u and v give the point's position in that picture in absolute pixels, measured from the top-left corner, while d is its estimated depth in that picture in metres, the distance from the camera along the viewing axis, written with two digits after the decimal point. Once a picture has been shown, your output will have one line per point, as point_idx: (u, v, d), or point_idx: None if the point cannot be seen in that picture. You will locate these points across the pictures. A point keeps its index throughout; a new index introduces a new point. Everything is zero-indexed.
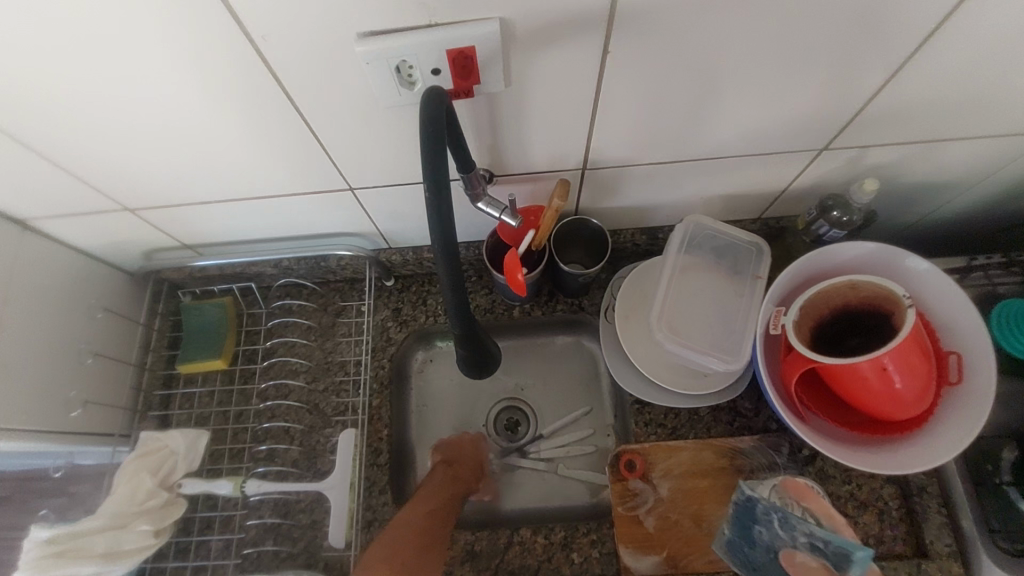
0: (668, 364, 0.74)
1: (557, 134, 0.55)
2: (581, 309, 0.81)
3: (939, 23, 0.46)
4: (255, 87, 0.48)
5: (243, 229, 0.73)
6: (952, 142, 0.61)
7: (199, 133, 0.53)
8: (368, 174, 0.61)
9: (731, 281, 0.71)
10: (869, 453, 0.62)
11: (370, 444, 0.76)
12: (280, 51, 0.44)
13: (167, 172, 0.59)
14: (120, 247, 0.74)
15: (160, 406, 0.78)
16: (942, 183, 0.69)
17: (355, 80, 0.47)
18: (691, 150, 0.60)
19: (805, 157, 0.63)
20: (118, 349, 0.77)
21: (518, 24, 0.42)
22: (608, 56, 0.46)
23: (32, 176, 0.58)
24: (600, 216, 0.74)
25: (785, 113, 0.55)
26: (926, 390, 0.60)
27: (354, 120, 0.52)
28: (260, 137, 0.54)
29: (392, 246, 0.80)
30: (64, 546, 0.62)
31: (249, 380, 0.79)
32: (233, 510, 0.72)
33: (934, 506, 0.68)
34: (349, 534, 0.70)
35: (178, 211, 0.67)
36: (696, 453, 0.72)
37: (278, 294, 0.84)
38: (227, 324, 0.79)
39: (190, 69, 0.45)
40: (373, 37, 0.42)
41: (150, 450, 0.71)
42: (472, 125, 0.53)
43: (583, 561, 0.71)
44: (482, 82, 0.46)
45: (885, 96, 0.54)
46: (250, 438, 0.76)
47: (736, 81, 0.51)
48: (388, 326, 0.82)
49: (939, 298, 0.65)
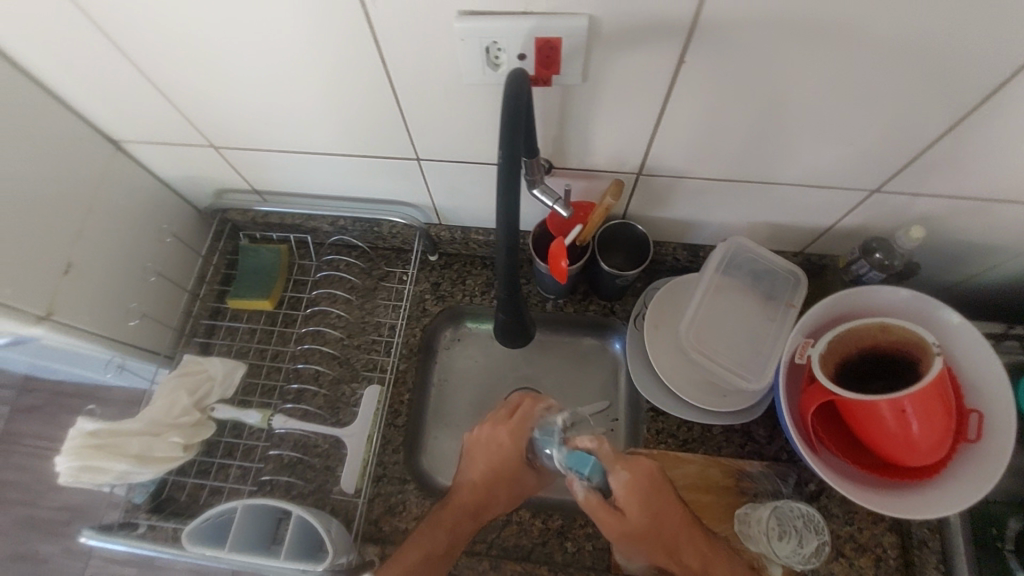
0: (690, 377, 0.75)
1: (620, 135, 0.58)
2: (613, 312, 0.84)
3: (1008, 80, 0.47)
4: (353, 50, 0.52)
5: (310, 183, 0.78)
6: (1007, 204, 0.62)
7: (293, 85, 0.58)
8: (437, 147, 0.65)
9: (763, 306, 0.73)
10: (875, 494, 0.62)
11: (391, 404, 0.80)
12: (385, 17, 0.48)
13: (255, 117, 0.64)
14: (197, 181, 0.80)
15: (205, 334, 0.83)
16: (991, 245, 0.69)
17: (446, 55, 0.51)
18: (746, 170, 0.62)
19: (857, 195, 0.64)
20: (177, 275, 0.82)
21: (605, 23, 0.46)
22: (683, 65, 0.49)
23: (139, 101, 0.64)
24: (646, 224, 0.76)
25: (844, 147, 0.57)
26: (942, 441, 0.60)
27: (436, 92, 0.56)
28: (346, 97, 0.59)
29: (442, 222, 0.84)
30: (104, 440, 0.68)
31: (290, 325, 0.84)
32: (255, 441, 0.77)
33: (933, 561, 0.68)
34: (360, 483, 0.73)
35: (256, 156, 0.73)
36: (702, 468, 0.73)
37: (329, 250, 0.88)
38: (278, 270, 0.84)
39: (300, 26, 0.51)
40: (472, 16, 0.46)
41: (191, 371, 0.75)
42: (543, 114, 0.57)
43: (575, 552, 0.72)
44: (562, 73, 0.50)
45: (945, 145, 0.55)
46: (282, 379, 0.81)
47: (801, 109, 0.53)
48: (425, 298, 0.85)
49: (968, 355, 0.66)
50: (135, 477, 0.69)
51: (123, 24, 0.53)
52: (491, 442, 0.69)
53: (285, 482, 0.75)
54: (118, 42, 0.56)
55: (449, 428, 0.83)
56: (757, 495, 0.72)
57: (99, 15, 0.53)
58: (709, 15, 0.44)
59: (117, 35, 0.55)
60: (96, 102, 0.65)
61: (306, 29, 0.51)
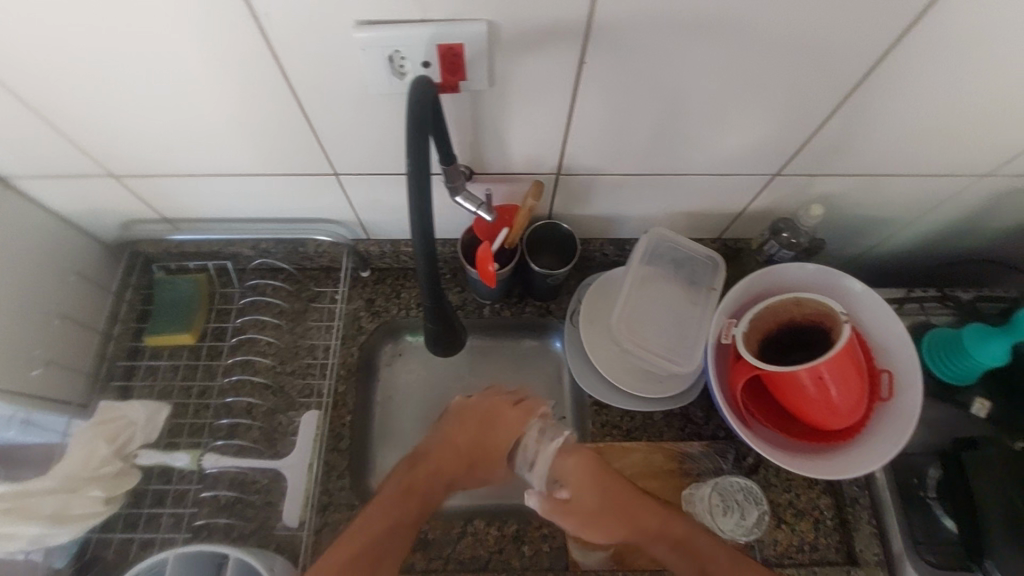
0: (627, 366, 0.77)
1: (535, 136, 0.60)
2: (549, 312, 0.84)
3: (875, 64, 0.52)
4: (254, 66, 0.51)
5: (226, 207, 0.75)
6: (891, 178, 0.68)
7: (197, 107, 0.56)
8: (355, 161, 0.64)
9: (688, 291, 0.76)
10: (807, 460, 0.66)
11: (332, 428, 0.77)
12: (283, 31, 0.47)
13: (159, 142, 0.61)
14: (100, 215, 0.75)
15: (123, 377, 0.78)
16: (884, 217, 0.76)
17: (351, 67, 0.50)
18: (658, 164, 0.65)
19: (761, 180, 0.68)
20: (86, 316, 0.77)
21: (503, 28, 0.47)
22: (584, 66, 0.51)
23: (25, 132, 0.60)
24: (571, 223, 0.78)
25: (743, 136, 0.61)
26: (859, 402, 0.65)
27: (345, 105, 0.55)
28: (255, 115, 0.57)
29: (370, 237, 0.82)
30: (11, 504, 0.62)
31: (216, 357, 0.80)
32: (187, 485, 0.72)
33: (865, 517, 0.72)
34: (303, 514, 0.71)
35: (164, 182, 0.69)
36: (647, 454, 0.75)
37: (252, 275, 0.84)
38: (198, 300, 0.80)
39: (198, 45, 0.49)
40: (372, 26, 0.46)
41: (109, 418, 0.70)
42: (456, 121, 0.57)
43: (532, 555, 0.72)
44: (468, 79, 0.50)
45: (830, 127, 0.60)
46: (211, 415, 0.77)
47: (699, 102, 0.56)
48: (359, 316, 0.83)
49: (873, 320, 0.71)
50: (52, 540, 0.63)
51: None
52: (475, 422, 0.71)
53: (224, 524, 0.71)
54: None
55: (395, 446, 0.81)
56: (700, 474, 0.74)
57: None
58: (603, 17, 0.46)
59: None
60: None
61: (201, 47, 0.49)
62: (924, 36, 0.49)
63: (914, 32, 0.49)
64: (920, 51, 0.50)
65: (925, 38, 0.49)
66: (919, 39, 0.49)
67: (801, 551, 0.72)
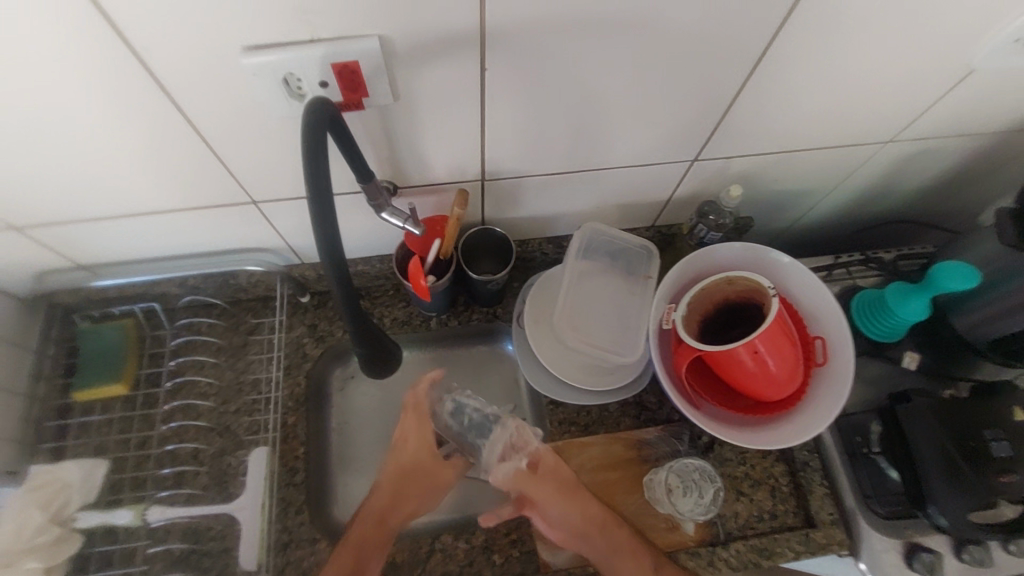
0: (577, 363, 0.77)
1: (452, 145, 0.59)
2: (496, 317, 0.84)
3: (767, 46, 0.54)
4: (145, 102, 0.49)
5: (145, 247, 0.71)
6: (802, 153, 0.70)
7: (93, 149, 0.53)
8: (273, 188, 0.62)
9: (626, 281, 0.78)
10: (755, 433, 0.67)
11: (285, 463, 0.75)
12: (169, 64, 0.45)
13: (58, 189, 0.58)
14: (6, 271, 0.71)
15: (54, 437, 0.73)
16: (803, 189, 0.78)
17: (249, 94, 0.49)
18: (579, 161, 0.65)
19: (682, 167, 0.70)
20: (4, 378, 0.72)
21: (397, 41, 0.46)
22: (486, 72, 0.51)
23: None
24: (506, 226, 0.78)
25: (657, 126, 0.62)
26: (796, 370, 0.67)
27: (249, 131, 0.53)
28: (159, 151, 0.55)
29: (305, 261, 0.80)
30: None
31: (153, 405, 0.76)
32: (135, 542, 0.69)
33: (817, 479, 0.75)
34: (261, 555, 0.68)
35: (71, 229, 0.65)
36: (605, 447, 0.76)
37: (185, 313, 0.81)
38: (128, 348, 0.77)
39: (80, 86, 0.46)
40: (259, 50, 0.45)
41: (41, 484, 0.68)
42: (368, 138, 0.56)
43: (504, 562, 0.72)
44: (371, 95, 0.50)
45: (737, 109, 0.61)
46: (154, 465, 0.73)
47: (608, 98, 0.57)
48: (303, 343, 0.81)
49: (803, 289, 0.73)
50: None
51: None
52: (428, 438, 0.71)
53: None
54: None
55: (355, 470, 0.80)
56: (658, 459, 0.75)
57: None
58: (496, 24, 0.46)
59: None
60: None
61: (81, 87, 0.46)
62: (808, 17, 0.51)
63: (798, 14, 0.50)
64: (807, 31, 0.52)
65: (810, 19, 0.51)
66: (803, 20, 0.51)
67: (761, 520, 0.74)
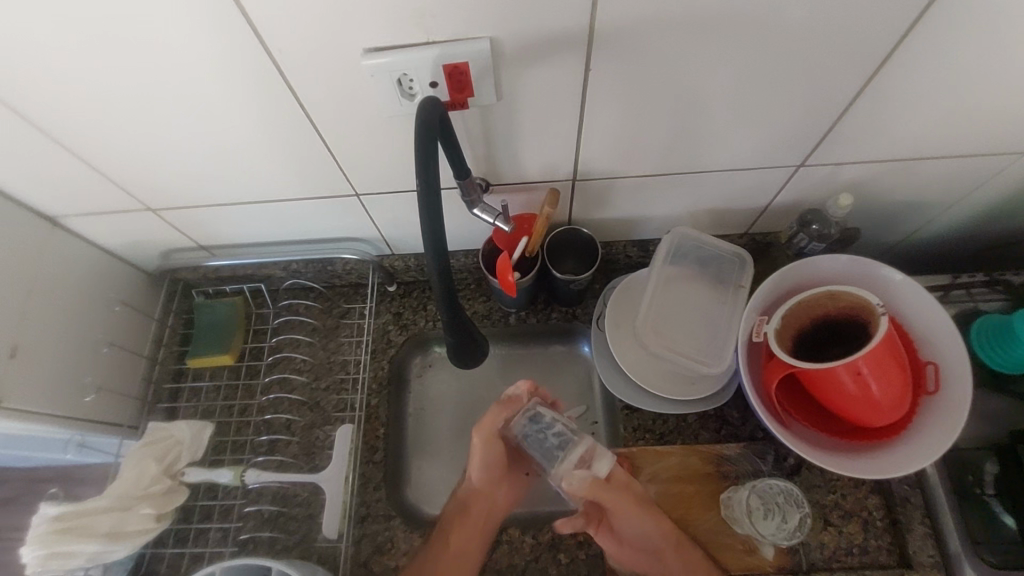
0: (657, 370, 0.76)
1: (547, 144, 0.60)
2: (574, 317, 0.84)
3: (895, 45, 0.50)
4: (271, 96, 0.53)
5: (257, 232, 0.78)
6: (923, 162, 0.65)
7: (223, 139, 0.59)
8: (375, 181, 0.65)
9: (715, 289, 0.75)
10: (850, 459, 0.63)
11: (367, 441, 0.79)
12: (297, 62, 0.49)
13: (190, 174, 0.64)
14: (140, 246, 0.79)
15: (169, 399, 0.81)
16: (920, 202, 0.72)
17: (363, 91, 0.52)
18: (675, 163, 0.64)
19: (784, 173, 0.66)
20: (132, 342, 0.81)
21: (506, 42, 0.47)
22: (589, 72, 0.51)
23: (67, 173, 0.63)
24: (592, 227, 0.77)
25: (762, 129, 0.60)
26: (902, 397, 0.62)
27: (358, 126, 0.56)
28: (278, 142, 0.59)
29: (395, 252, 0.84)
30: (70, 523, 0.65)
31: (255, 376, 0.83)
32: (232, 500, 0.75)
33: (917, 516, 0.69)
34: (343, 525, 0.72)
35: (197, 212, 0.72)
36: (682, 458, 0.73)
37: (286, 295, 0.88)
38: (236, 322, 0.84)
39: (219, 80, 0.51)
40: (378, 52, 0.48)
41: (157, 439, 0.74)
42: (468, 136, 0.58)
43: (569, 562, 0.72)
44: (476, 95, 0.51)
45: (853, 113, 0.58)
46: (252, 432, 0.79)
47: (713, 100, 0.55)
48: (389, 330, 0.85)
49: (915, 310, 0.68)
50: (109, 557, 0.67)
51: (40, 103, 0.53)
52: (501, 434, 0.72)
53: (268, 537, 0.73)
54: (34, 119, 0.56)
55: (430, 456, 0.82)
56: (738, 477, 0.72)
57: (15, 98, 0.53)
58: (606, 24, 0.46)
59: (36, 115, 0.55)
60: (21, 181, 0.64)
61: (222, 82, 0.51)
62: (945, 14, 0.47)
63: (934, 10, 0.47)
64: (942, 29, 0.48)
65: (948, 15, 0.47)
66: (940, 17, 0.47)
67: (850, 554, 0.69)
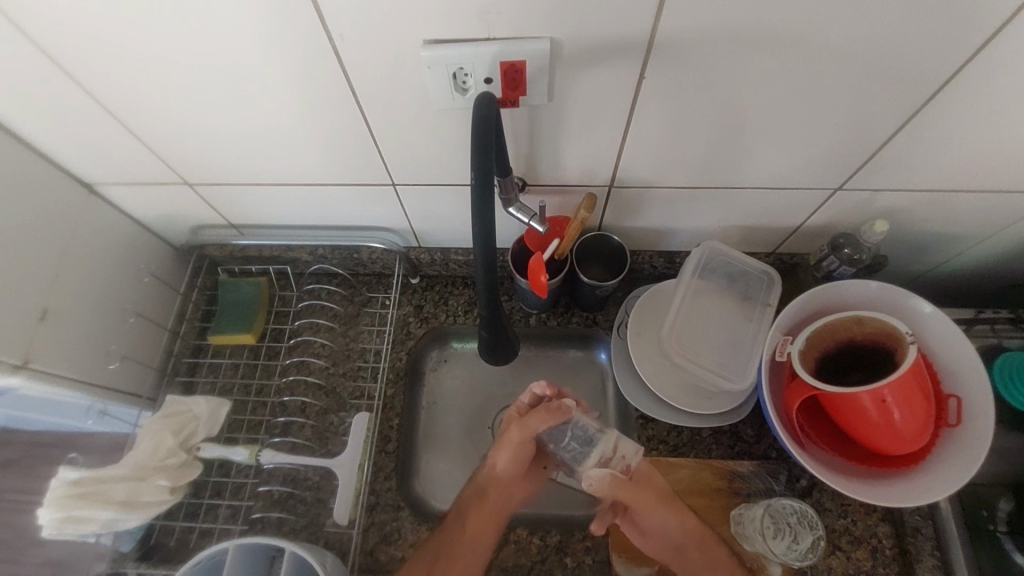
0: (675, 382, 0.76)
1: (590, 148, 0.60)
2: (595, 323, 0.84)
3: (947, 80, 0.50)
4: (325, 81, 0.54)
5: (290, 215, 0.78)
6: (962, 195, 0.65)
7: (269, 120, 0.59)
8: (414, 172, 0.66)
9: (741, 306, 0.75)
10: (865, 485, 0.63)
11: (381, 430, 0.79)
12: (355, 48, 0.50)
13: (231, 152, 0.65)
14: (172, 220, 0.80)
15: (187, 373, 0.81)
16: (952, 234, 0.73)
17: (416, 81, 0.53)
18: (713, 177, 0.64)
19: (821, 194, 0.67)
20: (157, 314, 0.81)
21: (565, 46, 0.48)
22: (642, 80, 0.51)
23: (111, 141, 0.64)
24: (621, 234, 0.77)
25: (803, 151, 0.60)
26: (923, 428, 0.62)
27: (405, 115, 0.57)
28: (324, 127, 0.60)
29: (422, 245, 0.84)
30: (87, 489, 0.66)
31: (274, 357, 0.83)
32: (244, 479, 0.75)
33: (928, 548, 0.68)
34: (353, 513, 0.72)
35: (233, 191, 0.73)
36: (694, 471, 0.73)
37: (309, 279, 0.88)
38: (259, 302, 0.84)
39: (276, 61, 0.52)
40: (437, 44, 0.48)
41: (173, 413, 0.74)
42: (513, 133, 0.58)
43: (575, 566, 0.71)
44: (528, 94, 0.52)
45: (896, 142, 0.58)
46: (268, 412, 0.80)
47: (760, 117, 0.56)
48: (409, 321, 0.85)
49: (940, 340, 0.68)
50: (122, 525, 0.67)
51: (97, 69, 0.54)
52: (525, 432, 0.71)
53: (277, 518, 0.74)
54: (84, 83, 0.56)
55: (441, 450, 0.83)
56: (750, 495, 0.72)
57: (70, 62, 0.54)
58: (665, 34, 0.47)
59: (89, 81, 0.56)
60: (64, 144, 0.64)
61: (275, 61, 0.52)
62: (1002, 51, 0.47)
63: (992, 46, 0.47)
64: (998, 65, 0.49)
65: (1007, 52, 0.47)
66: (997, 53, 0.47)
67: None
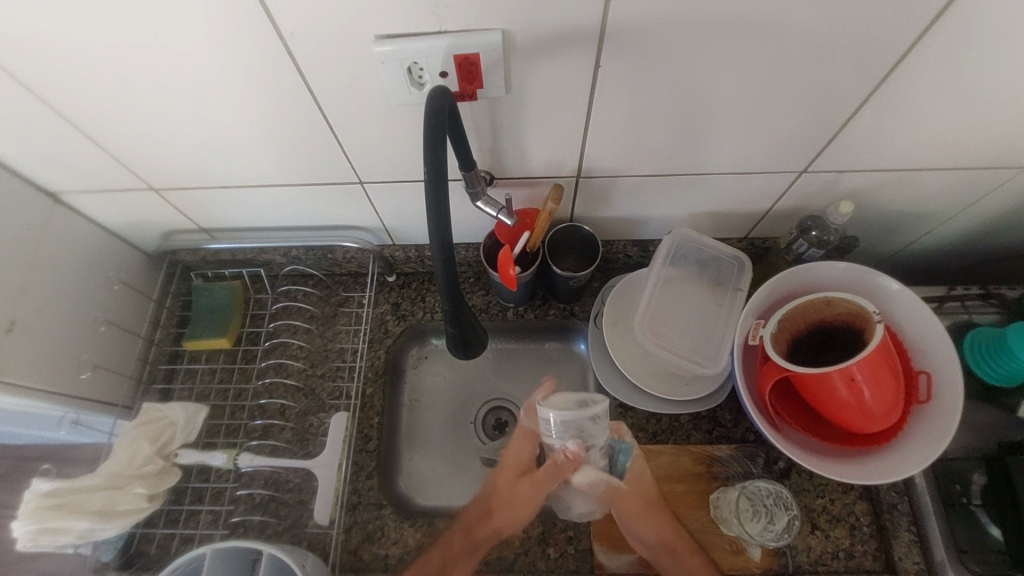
0: (653, 371, 0.76)
1: (553, 138, 0.60)
2: (572, 314, 0.84)
3: (898, 60, 0.51)
4: (281, 79, 0.53)
5: (261, 218, 0.78)
6: (925, 173, 0.66)
7: (229, 121, 0.59)
8: (380, 170, 0.66)
9: (714, 292, 0.75)
10: (839, 464, 0.64)
11: (360, 430, 0.78)
12: (309, 47, 0.49)
13: (193, 154, 0.64)
14: (141, 226, 0.79)
15: (164, 380, 0.81)
16: (919, 213, 0.73)
17: (374, 79, 0.53)
18: (678, 164, 0.64)
19: (787, 177, 0.67)
20: (131, 321, 0.81)
21: (518, 36, 0.48)
22: (598, 69, 0.51)
23: (68, 147, 0.63)
24: (593, 224, 0.77)
25: (766, 134, 0.60)
26: (894, 405, 0.62)
27: (365, 111, 0.57)
28: (284, 125, 0.59)
29: (396, 242, 0.84)
30: (62, 499, 0.65)
31: (251, 361, 0.83)
32: (224, 483, 0.75)
33: (904, 523, 0.69)
34: (334, 513, 0.72)
35: (199, 194, 0.72)
36: (673, 457, 0.74)
37: (284, 281, 0.88)
38: (234, 306, 0.83)
39: (229, 59, 0.51)
40: (389, 39, 0.48)
41: (150, 419, 0.74)
42: (475, 126, 0.58)
43: (558, 557, 0.71)
44: (484, 87, 0.52)
45: (855, 123, 0.58)
46: (246, 416, 0.79)
47: (720, 102, 0.56)
48: (386, 319, 0.85)
49: (909, 318, 0.68)
50: (100, 535, 0.67)
51: (51, 80, 0.54)
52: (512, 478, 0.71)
53: (258, 521, 0.73)
54: (40, 93, 0.55)
55: (423, 446, 0.83)
56: (729, 478, 0.73)
57: (27, 75, 0.53)
58: (616, 23, 0.47)
59: (48, 94, 0.55)
60: (26, 156, 0.64)
61: (232, 62, 0.51)
62: (953, 26, 0.48)
63: (942, 21, 0.47)
64: (948, 42, 0.49)
65: (955, 28, 0.48)
66: (946, 29, 0.48)
67: (836, 558, 0.69)
